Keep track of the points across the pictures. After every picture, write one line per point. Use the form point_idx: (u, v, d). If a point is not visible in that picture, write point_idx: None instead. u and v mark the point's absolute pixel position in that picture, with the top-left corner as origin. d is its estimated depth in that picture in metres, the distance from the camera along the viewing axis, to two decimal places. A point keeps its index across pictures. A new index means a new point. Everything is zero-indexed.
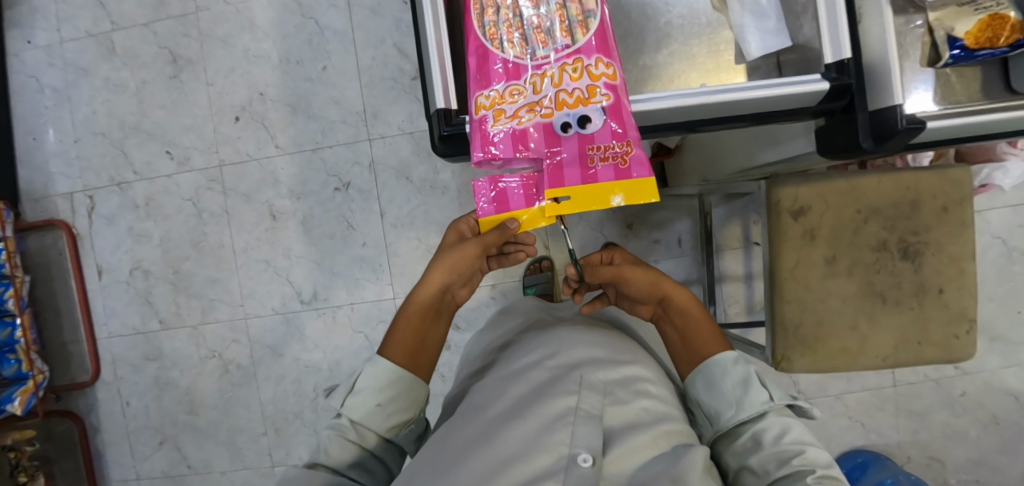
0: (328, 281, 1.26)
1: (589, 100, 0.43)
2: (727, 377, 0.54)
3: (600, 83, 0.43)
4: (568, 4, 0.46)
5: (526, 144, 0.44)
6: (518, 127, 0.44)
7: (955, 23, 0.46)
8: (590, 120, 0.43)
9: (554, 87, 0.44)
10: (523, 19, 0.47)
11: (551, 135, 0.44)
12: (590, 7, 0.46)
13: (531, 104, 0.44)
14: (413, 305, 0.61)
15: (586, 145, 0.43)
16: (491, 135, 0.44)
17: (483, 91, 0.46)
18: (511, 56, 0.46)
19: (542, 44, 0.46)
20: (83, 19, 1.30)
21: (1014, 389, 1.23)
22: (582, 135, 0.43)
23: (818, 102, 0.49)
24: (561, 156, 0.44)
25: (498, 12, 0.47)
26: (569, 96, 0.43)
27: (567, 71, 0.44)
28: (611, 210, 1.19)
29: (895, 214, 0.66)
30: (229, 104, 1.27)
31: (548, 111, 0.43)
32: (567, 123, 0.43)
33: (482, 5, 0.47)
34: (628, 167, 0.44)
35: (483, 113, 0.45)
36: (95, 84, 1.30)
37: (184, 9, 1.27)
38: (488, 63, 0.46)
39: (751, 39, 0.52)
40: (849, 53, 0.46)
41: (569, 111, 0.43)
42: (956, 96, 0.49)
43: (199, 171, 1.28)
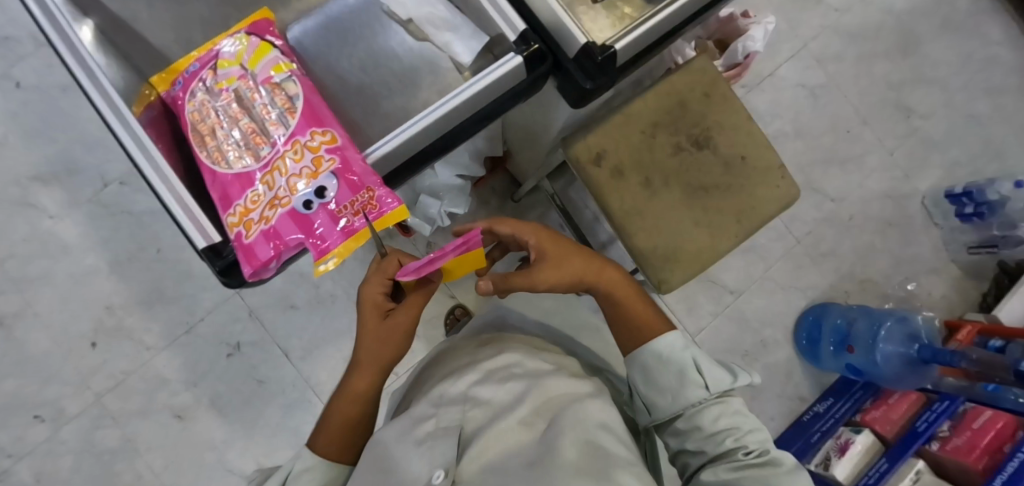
0: (268, 447, 1.17)
1: (316, 171, 0.44)
2: (658, 361, 0.54)
3: (321, 152, 0.45)
4: (272, 101, 0.49)
5: (281, 237, 0.44)
6: (267, 226, 0.44)
7: None
8: (326, 187, 0.44)
9: (284, 175, 0.45)
10: (240, 133, 0.49)
11: (298, 216, 0.44)
12: (290, 92, 0.50)
13: (270, 201, 0.45)
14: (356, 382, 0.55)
15: (334, 210, 0.44)
16: (249, 245, 0.44)
17: (230, 211, 0.47)
18: (241, 168, 0.47)
19: (263, 144, 0.48)
20: None
21: (882, 191, 1.38)
22: (326, 203, 0.44)
23: (525, 73, 0.52)
24: (317, 232, 0.44)
25: (216, 139, 0.50)
26: (300, 176, 0.44)
27: (289, 155, 0.46)
28: None
29: (672, 119, 0.73)
30: (78, 334, 1.17)
31: (286, 199, 0.44)
32: (307, 200, 0.44)
33: (200, 139, 0.50)
34: (381, 208, 0.44)
35: (236, 230, 0.45)
36: None
37: None
38: (225, 185, 0.47)
39: (459, 47, 0.58)
40: (522, 25, 0.52)
41: (302, 187, 0.44)
42: (627, 14, 0.57)
43: (78, 416, 1.16)
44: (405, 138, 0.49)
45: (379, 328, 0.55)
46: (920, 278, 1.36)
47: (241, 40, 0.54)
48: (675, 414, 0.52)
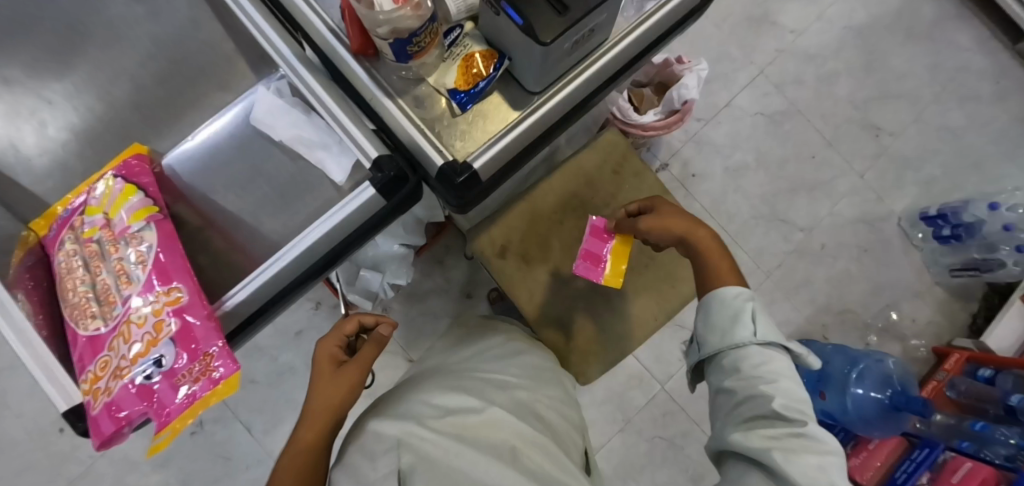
0: None
1: (157, 338, 0.44)
2: (722, 309, 0.49)
3: (164, 315, 0.45)
4: (125, 254, 0.49)
5: (119, 410, 0.43)
6: (108, 398, 0.44)
7: (445, 79, 0.52)
8: (165, 356, 0.43)
9: (127, 342, 0.45)
10: (98, 288, 0.49)
11: (139, 387, 0.43)
12: (143, 243, 0.49)
13: (114, 369, 0.45)
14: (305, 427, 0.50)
15: (172, 378, 0.43)
16: (94, 416, 0.44)
17: (85, 375, 0.47)
18: (94, 329, 0.48)
19: (115, 303, 0.48)
20: None
21: (855, 217, 1.32)
22: (165, 373, 0.43)
23: (384, 200, 0.51)
24: (159, 403, 0.43)
25: (77, 294, 0.50)
26: (141, 344, 0.44)
27: (136, 319, 0.46)
28: (445, 292, 1.22)
29: (580, 201, 0.70)
30: (48, 422, 1.19)
31: (126, 369, 0.44)
32: (145, 370, 0.43)
33: (63, 295, 0.51)
34: (220, 374, 0.43)
35: (88, 398, 0.46)
36: None
37: None
38: (82, 346, 0.48)
39: (333, 168, 0.57)
40: (375, 152, 0.50)
41: (141, 358, 0.43)
42: (496, 121, 0.53)
43: None
44: (261, 283, 0.48)
45: (335, 371, 0.54)
46: (902, 305, 1.30)
47: (106, 185, 0.54)
48: (720, 350, 0.48)
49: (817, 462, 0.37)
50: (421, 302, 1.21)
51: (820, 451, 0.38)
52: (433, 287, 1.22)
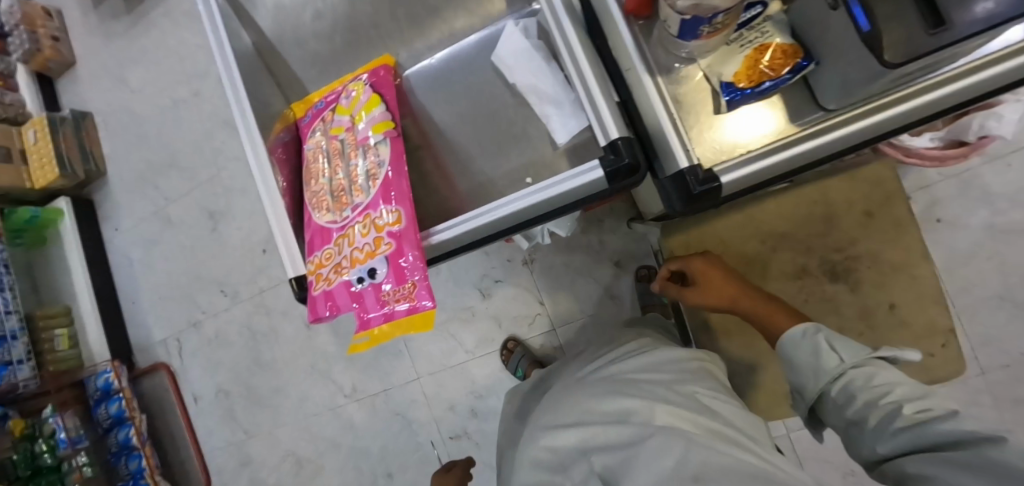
0: (363, 373, 1.41)
1: (375, 251, 0.48)
2: (798, 349, 0.49)
3: (384, 233, 0.49)
4: (363, 161, 0.54)
5: (335, 301, 0.49)
6: (328, 287, 0.50)
7: (722, 67, 0.44)
8: (377, 270, 0.48)
9: (350, 245, 0.50)
10: (333, 183, 0.55)
11: (352, 287, 0.48)
12: (377, 156, 0.53)
13: (336, 265, 0.50)
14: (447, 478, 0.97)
15: (379, 292, 0.47)
16: (314, 297, 0.51)
17: (311, 257, 0.54)
18: (326, 221, 0.54)
19: (346, 204, 0.53)
20: (148, 204, 1.63)
21: None
22: (373, 284, 0.48)
23: (607, 184, 0.47)
24: (363, 307, 0.48)
25: (318, 183, 0.57)
26: (361, 251, 0.49)
27: (361, 226, 0.50)
28: (592, 253, 1.20)
29: (807, 234, 0.59)
30: (257, 240, 1.51)
31: (346, 269, 0.49)
32: (360, 276, 0.48)
33: (308, 180, 0.58)
34: (419, 305, 0.46)
35: (311, 278, 0.53)
36: (166, 250, 1.62)
37: (211, 174, 1.55)
38: (314, 231, 0.55)
39: (556, 127, 0.54)
40: (616, 132, 0.46)
41: (360, 264, 0.48)
42: (760, 133, 0.45)
43: (248, 300, 1.52)
44: (467, 229, 0.50)
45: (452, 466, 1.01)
46: None
47: (357, 90, 0.58)
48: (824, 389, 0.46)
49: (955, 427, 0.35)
50: (566, 253, 1.22)
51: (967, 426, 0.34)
52: (584, 245, 1.20)
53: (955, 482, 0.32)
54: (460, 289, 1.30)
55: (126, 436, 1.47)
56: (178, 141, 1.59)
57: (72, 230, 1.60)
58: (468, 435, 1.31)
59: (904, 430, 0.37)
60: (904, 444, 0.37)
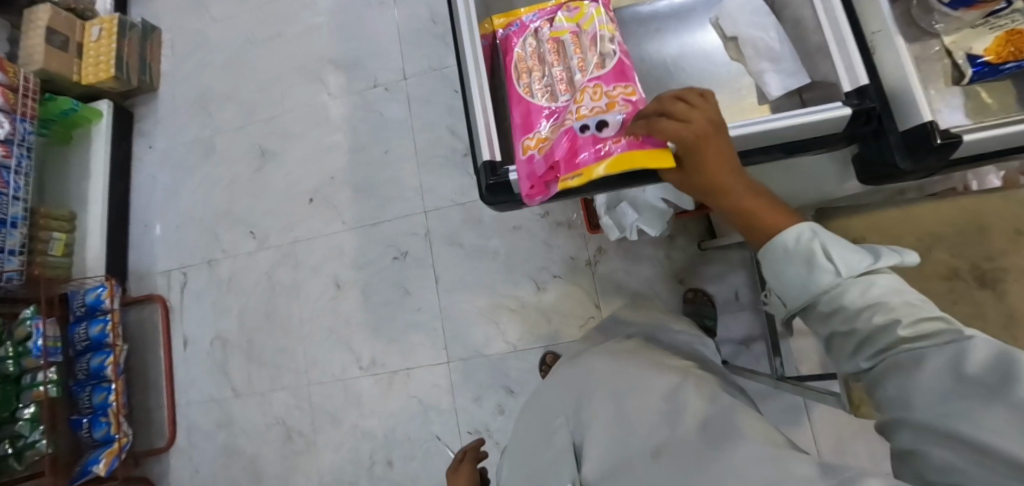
0: (385, 347, 1.29)
1: (608, 110, 0.50)
2: (785, 254, 0.40)
3: (617, 99, 0.51)
4: (582, 57, 0.55)
5: (553, 155, 0.51)
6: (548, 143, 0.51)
7: (972, 42, 0.48)
8: (605, 127, 0.50)
9: (578, 106, 0.52)
10: (547, 77, 0.57)
11: (578, 140, 0.50)
12: (598, 54, 0.54)
13: (559, 126, 0.52)
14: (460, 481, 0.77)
15: (603, 142, 0.49)
16: (528, 158, 0.53)
17: (528, 136, 0.54)
18: (546, 104, 0.55)
19: (566, 91, 0.55)
20: (191, 128, 1.52)
21: None
22: (596, 135, 0.50)
23: (843, 127, 0.50)
24: (579, 151, 0.50)
25: (524, 78, 0.57)
26: (589, 112, 0.50)
27: (587, 92, 0.52)
28: (661, 266, 1.19)
29: (961, 240, 0.62)
30: (303, 188, 1.40)
31: (571, 121, 0.51)
32: (585, 127, 0.50)
33: (520, 75, 0.58)
34: (649, 145, 0.48)
35: (529, 153, 0.53)
36: (197, 178, 1.50)
37: (271, 113, 1.47)
38: (532, 114, 0.55)
39: (773, 81, 0.56)
40: (867, 79, 0.49)
41: (588, 117, 0.50)
42: (991, 110, 0.49)
43: (275, 248, 1.40)
44: None
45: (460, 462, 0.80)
46: None
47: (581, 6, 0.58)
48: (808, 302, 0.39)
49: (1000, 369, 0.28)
50: (634, 262, 1.20)
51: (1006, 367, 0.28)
52: (654, 257, 1.19)
53: (926, 394, 0.31)
54: (513, 278, 1.24)
55: (99, 364, 1.30)
56: (243, 73, 1.53)
57: (104, 136, 1.49)
58: (488, 434, 1.21)
59: (887, 349, 0.34)
60: (876, 351, 0.35)
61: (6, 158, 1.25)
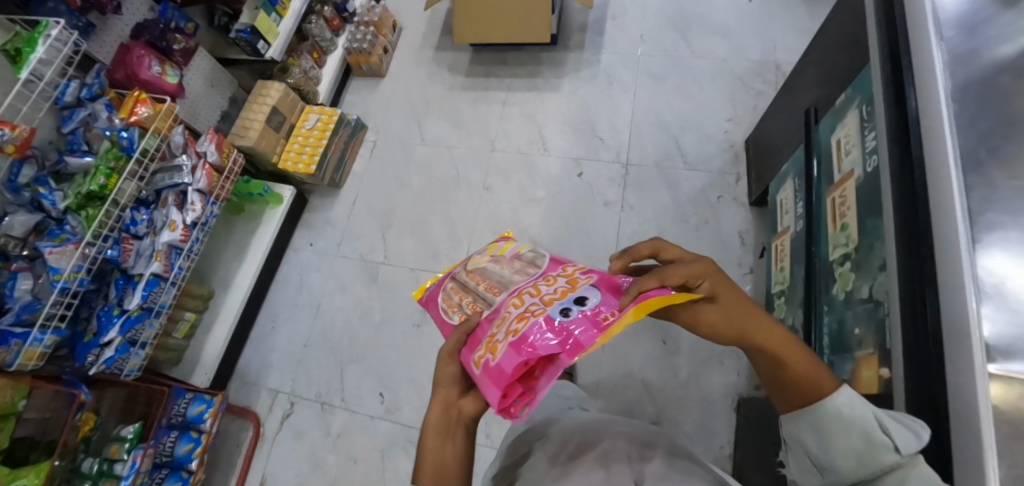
0: None
1: (574, 287, 0.53)
2: (840, 421, 0.44)
3: (578, 281, 0.54)
4: (507, 268, 0.65)
5: (529, 345, 0.46)
6: (515, 335, 0.48)
7: None
8: (589, 298, 0.50)
9: (537, 292, 0.55)
10: (469, 304, 0.63)
11: (544, 322, 0.48)
12: (528, 262, 0.64)
13: (528, 311, 0.51)
14: (432, 419, 0.49)
15: (590, 314, 0.48)
16: (495, 365, 0.47)
17: (472, 358, 0.52)
18: (488, 363, 0.48)
19: (521, 319, 0.50)
20: (362, 245, 1.41)
21: None
22: (587, 312, 0.48)
23: None
24: (549, 332, 0.46)
25: (459, 312, 0.63)
26: (536, 305, 0.52)
27: (525, 295, 0.55)
28: None
29: None
30: None
31: (539, 308, 0.51)
32: (567, 307, 0.50)
33: (487, 342, 0.51)
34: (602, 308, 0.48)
35: (484, 358, 0.49)
36: (345, 301, 1.35)
37: (452, 269, 1.33)
38: (505, 371, 0.46)
39: None
40: None
41: (552, 307, 0.50)
42: None
43: (403, 426, 1.20)
44: None
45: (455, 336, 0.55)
46: None
47: (489, 353, 0.48)
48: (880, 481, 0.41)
49: None
50: None
51: None
52: None
53: None
54: None
55: None
56: (439, 210, 1.41)
57: (276, 223, 1.40)
58: None
59: None
60: None
61: (182, 243, 1.14)
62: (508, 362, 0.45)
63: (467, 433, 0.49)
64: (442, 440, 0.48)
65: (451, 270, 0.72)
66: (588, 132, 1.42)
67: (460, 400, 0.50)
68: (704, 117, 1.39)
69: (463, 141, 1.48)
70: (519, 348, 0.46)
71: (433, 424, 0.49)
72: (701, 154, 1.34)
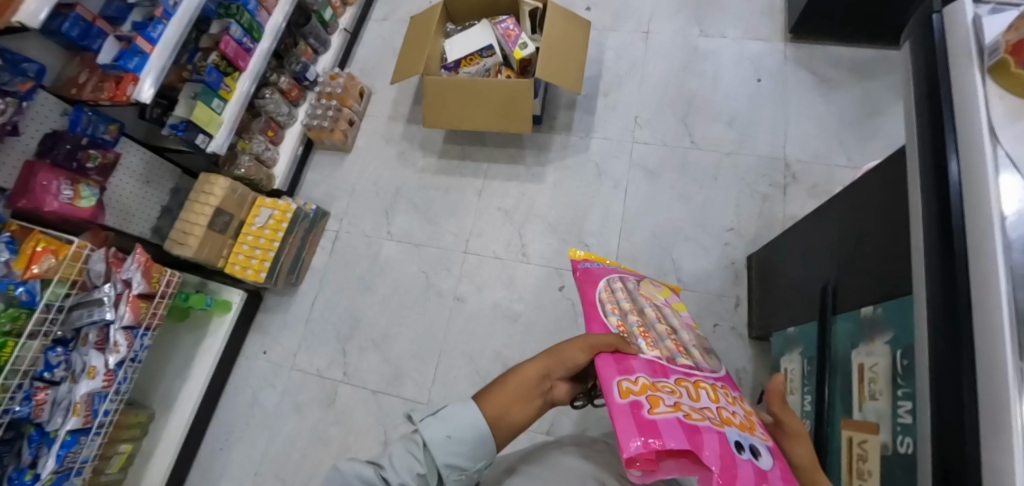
0: None
1: (751, 431, 0.48)
2: None
3: (755, 432, 0.49)
4: (679, 336, 0.60)
5: (700, 446, 0.40)
6: (685, 418, 0.43)
7: None
8: (761, 456, 0.44)
9: (711, 401, 0.50)
10: (640, 322, 0.59)
11: (720, 442, 0.42)
12: (696, 355, 0.59)
13: (693, 408, 0.46)
14: (527, 372, 0.51)
15: (759, 477, 0.41)
16: (650, 419, 0.42)
17: (623, 378, 0.48)
18: (661, 407, 0.44)
19: (699, 411, 0.46)
20: (320, 357, 1.28)
21: None
22: (759, 468, 0.42)
23: None
24: (708, 450, 0.40)
25: (626, 311, 0.60)
26: (714, 413, 0.47)
27: (701, 387, 0.52)
28: None
29: None
30: None
31: (718, 421, 0.45)
32: (741, 444, 0.44)
33: (643, 384, 0.47)
34: None
35: (633, 396, 0.45)
36: (301, 424, 1.23)
37: (418, 394, 1.19)
38: (651, 424, 0.41)
39: None
40: None
41: (728, 430, 0.44)
42: None
43: None
44: None
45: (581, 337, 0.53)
46: None
47: (640, 394, 0.45)
48: None
49: None
50: None
51: None
52: None
53: None
54: None
55: None
56: (407, 321, 1.27)
57: (223, 336, 1.26)
58: None
59: None
60: None
61: (106, 388, 1.01)
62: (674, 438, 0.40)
63: (539, 405, 0.51)
64: (518, 397, 0.50)
65: (628, 271, 0.67)
66: (573, 236, 1.27)
67: (554, 386, 0.53)
68: (701, 224, 1.24)
69: (433, 238, 1.33)
70: (692, 442, 0.40)
71: (522, 379, 0.51)
72: (697, 271, 1.20)
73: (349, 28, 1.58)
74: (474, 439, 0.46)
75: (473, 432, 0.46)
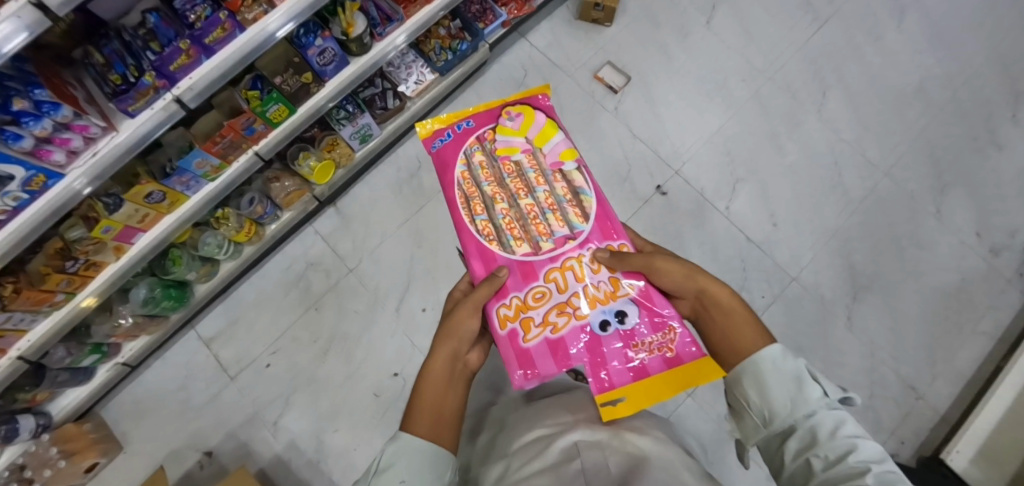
0: None
1: (615, 292, 0.62)
2: (776, 368, 0.45)
3: (617, 274, 0.63)
4: (556, 187, 0.69)
5: (565, 350, 0.60)
6: (551, 334, 0.61)
7: None
8: (627, 313, 0.61)
9: (579, 280, 0.63)
10: (518, 213, 0.68)
11: (580, 331, 0.61)
12: (579, 185, 0.69)
13: (559, 305, 0.62)
14: (437, 366, 0.51)
15: (627, 339, 0.60)
16: (526, 348, 0.61)
17: (502, 302, 0.63)
18: (530, 320, 0.62)
19: (542, 232, 0.66)
20: None
21: None
22: (622, 330, 0.61)
23: None
24: (568, 347, 0.60)
25: (496, 206, 0.69)
26: (577, 297, 0.62)
27: (568, 270, 0.64)
28: None
29: None
30: None
31: (580, 314, 0.62)
32: (607, 320, 0.61)
33: (515, 236, 0.66)
34: (678, 354, 0.59)
35: (508, 326, 0.62)
36: None
37: None
38: (527, 353, 0.61)
39: None
40: None
41: (594, 314, 0.61)
42: None
43: None
44: None
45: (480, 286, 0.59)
46: None
47: (512, 311, 0.63)
48: (791, 425, 0.42)
49: (830, 421, 0.40)
50: None
51: (831, 425, 0.40)
52: None
53: (774, 391, 0.44)
54: None
55: None
56: None
57: None
58: None
59: (823, 466, 0.38)
60: (803, 453, 0.40)
61: None
62: (547, 369, 0.60)
63: (465, 381, 0.53)
64: (439, 391, 0.49)
65: (481, 121, 0.73)
66: None
67: (464, 356, 0.54)
68: None
69: None
70: (558, 360, 0.60)
71: (436, 371, 0.51)
72: None
73: (130, 361, 1.11)
74: (428, 455, 0.44)
75: (426, 456, 0.44)
